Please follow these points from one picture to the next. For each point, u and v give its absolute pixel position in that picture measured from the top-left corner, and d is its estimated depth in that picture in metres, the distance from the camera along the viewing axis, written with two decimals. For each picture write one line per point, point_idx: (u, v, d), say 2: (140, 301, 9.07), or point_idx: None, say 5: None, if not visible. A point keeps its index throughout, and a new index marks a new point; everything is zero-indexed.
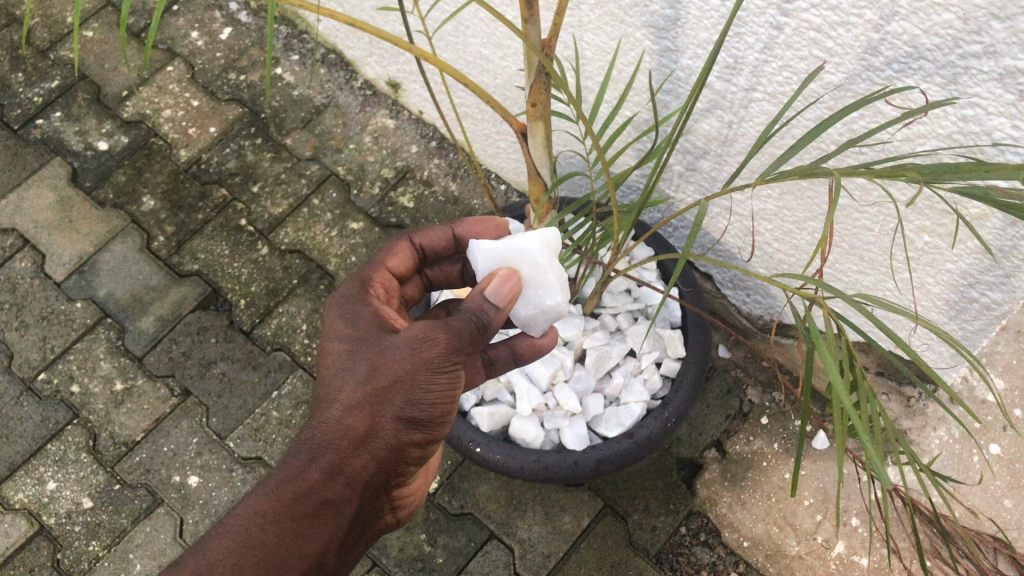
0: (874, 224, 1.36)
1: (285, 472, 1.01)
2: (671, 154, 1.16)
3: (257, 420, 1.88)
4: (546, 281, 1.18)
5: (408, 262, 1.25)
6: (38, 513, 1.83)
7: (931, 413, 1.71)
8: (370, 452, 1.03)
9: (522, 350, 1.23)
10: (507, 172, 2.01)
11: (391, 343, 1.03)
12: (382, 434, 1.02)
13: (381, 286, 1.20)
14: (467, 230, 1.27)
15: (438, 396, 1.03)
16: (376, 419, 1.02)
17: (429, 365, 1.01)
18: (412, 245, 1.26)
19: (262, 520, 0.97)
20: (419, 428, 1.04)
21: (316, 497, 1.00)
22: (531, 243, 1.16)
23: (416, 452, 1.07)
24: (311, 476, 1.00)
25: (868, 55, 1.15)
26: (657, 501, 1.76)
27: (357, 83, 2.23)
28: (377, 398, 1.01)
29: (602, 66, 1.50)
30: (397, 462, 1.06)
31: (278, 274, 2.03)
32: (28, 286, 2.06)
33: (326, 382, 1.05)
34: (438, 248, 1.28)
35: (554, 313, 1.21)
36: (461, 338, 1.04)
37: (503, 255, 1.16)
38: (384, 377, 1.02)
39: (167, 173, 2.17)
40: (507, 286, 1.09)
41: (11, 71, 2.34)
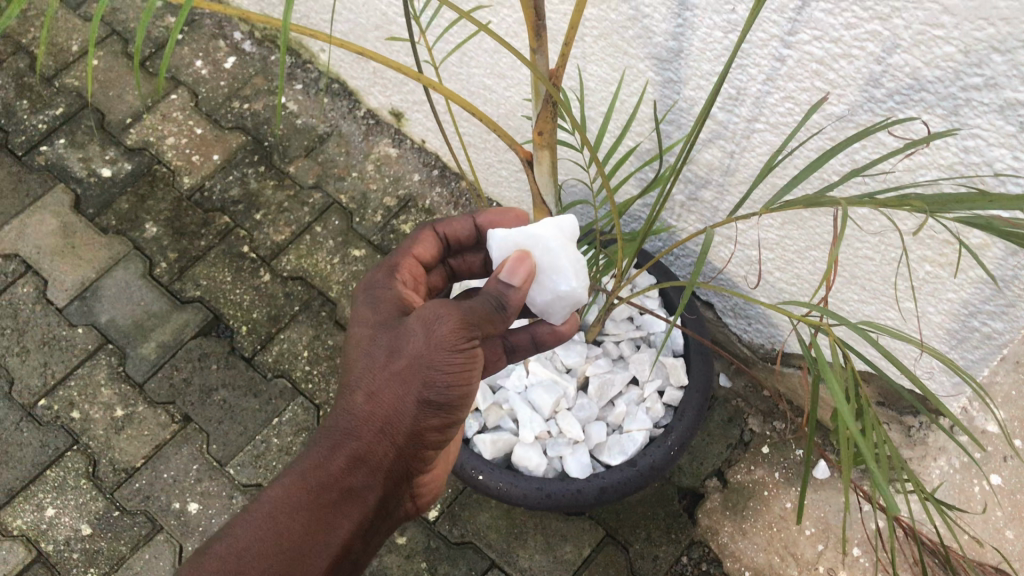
0: (875, 253, 1.37)
1: (310, 459, 1.03)
2: (676, 184, 1.17)
3: (257, 446, 1.88)
4: (559, 266, 1.17)
5: (433, 250, 1.26)
6: (36, 539, 1.82)
7: (931, 443, 1.71)
8: (392, 437, 1.04)
9: (541, 336, 1.27)
10: (509, 201, 2.02)
11: (409, 325, 1.05)
12: (403, 418, 1.04)
13: (407, 272, 1.21)
14: (489, 220, 1.27)
15: (455, 376, 1.03)
16: (396, 404, 1.04)
17: (444, 345, 1.02)
18: (436, 233, 1.26)
19: (290, 508, 1.00)
20: (439, 411, 1.05)
21: (340, 484, 1.02)
22: (545, 230, 1.17)
23: (436, 436, 1.08)
24: (335, 463, 1.02)
25: (870, 87, 1.17)
26: (659, 531, 1.76)
27: (360, 112, 2.25)
28: (398, 382, 1.03)
29: (605, 96, 1.52)
30: (418, 448, 1.07)
31: (280, 300, 2.04)
32: (30, 312, 2.06)
33: (351, 368, 1.08)
34: (462, 238, 1.28)
35: (571, 299, 1.19)
36: (477, 316, 1.04)
37: (517, 241, 1.17)
38: (403, 360, 1.03)
39: (170, 200, 2.18)
40: (519, 268, 1.09)
41: (16, 98, 2.35)
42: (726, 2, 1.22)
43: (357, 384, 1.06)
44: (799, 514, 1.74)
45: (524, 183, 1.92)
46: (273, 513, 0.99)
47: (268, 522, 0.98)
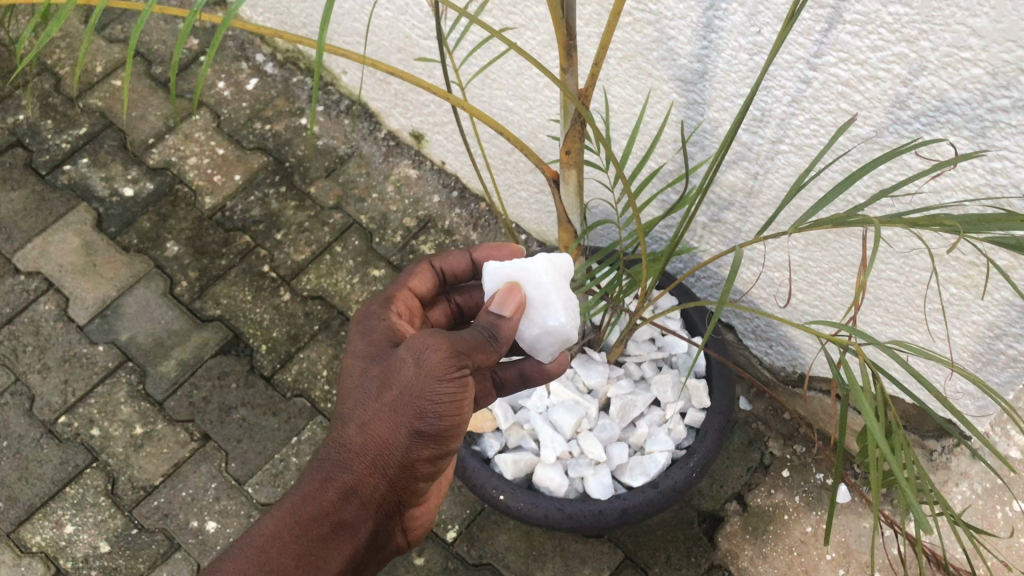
0: (900, 275, 1.37)
1: (303, 491, 1.05)
2: (702, 204, 1.17)
3: (276, 465, 1.88)
4: (550, 301, 1.18)
5: (429, 284, 1.27)
6: (55, 556, 1.82)
7: (954, 468, 1.70)
8: (383, 469, 1.06)
9: (529, 371, 1.25)
10: (528, 222, 2.03)
11: (399, 356, 1.05)
12: (394, 449, 1.05)
13: (403, 304, 1.21)
14: (486, 254, 1.28)
15: (446, 408, 1.03)
16: (388, 436, 1.05)
17: (433, 375, 1.02)
18: (432, 267, 1.28)
19: (281, 542, 1.00)
20: (429, 442, 1.06)
21: (331, 518, 1.04)
22: (536, 264, 1.18)
23: (427, 467, 1.09)
24: (327, 496, 1.05)
25: (896, 109, 1.18)
26: (678, 554, 1.75)
27: (381, 133, 2.27)
28: (389, 414, 1.04)
29: (629, 118, 1.53)
30: (409, 478, 1.09)
31: (299, 320, 2.04)
32: (52, 329, 2.07)
33: (344, 399, 1.09)
34: (458, 273, 1.29)
35: (560, 335, 1.19)
36: (467, 346, 1.04)
37: (507, 271, 1.18)
38: (392, 392, 1.04)
39: (191, 219, 2.20)
40: (509, 299, 1.12)
41: (40, 118, 2.37)
42: (753, 24, 1.23)
43: (349, 415, 1.07)
44: (820, 538, 1.73)
45: (544, 205, 1.93)
46: (262, 548, 0.99)
47: (259, 555, 0.99)
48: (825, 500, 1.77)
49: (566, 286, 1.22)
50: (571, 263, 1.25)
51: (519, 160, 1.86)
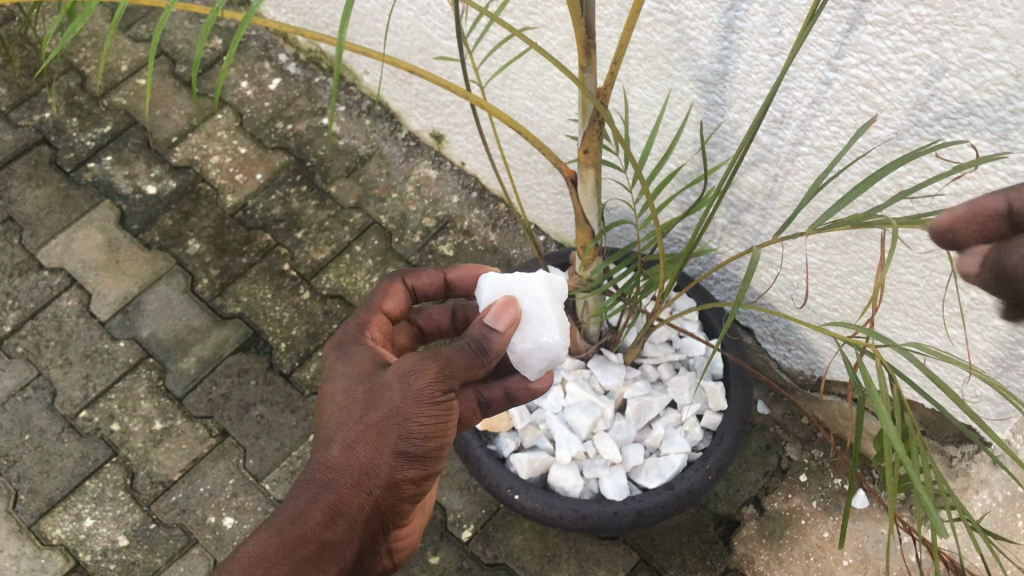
0: (920, 279, 1.36)
1: (287, 513, 1.03)
2: (720, 205, 1.17)
3: (293, 462, 1.89)
4: (547, 318, 1.20)
5: (401, 304, 1.26)
6: (75, 549, 1.84)
7: (974, 475, 1.68)
8: (369, 489, 1.05)
9: (516, 391, 1.25)
10: (547, 224, 2.03)
11: (385, 379, 1.06)
12: (380, 470, 1.05)
13: (377, 328, 1.21)
14: (458, 275, 1.32)
15: (431, 429, 1.04)
16: (373, 456, 1.05)
17: (420, 399, 1.03)
18: (406, 286, 1.27)
19: (265, 564, 0.99)
20: (415, 464, 1.06)
21: (316, 539, 1.03)
22: (534, 280, 1.21)
23: (413, 489, 1.08)
24: (312, 518, 1.03)
25: (918, 110, 1.18)
26: (694, 557, 1.74)
27: (401, 134, 2.28)
28: (374, 435, 1.04)
29: (649, 119, 1.53)
30: (395, 499, 1.08)
31: (318, 318, 2.05)
32: (74, 325, 2.09)
33: (327, 421, 1.08)
34: (427, 291, 1.29)
35: (551, 353, 1.20)
36: (455, 366, 1.06)
37: (507, 286, 1.20)
38: (378, 413, 1.05)
39: (213, 218, 2.22)
40: (504, 312, 1.12)
41: (66, 116, 2.40)
42: (774, 25, 1.23)
43: (333, 436, 1.06)
44: (837, 544, 1.72)
45: (563, 206, 1.93)
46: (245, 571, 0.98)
47: None
48: (843, 505, 1.76)
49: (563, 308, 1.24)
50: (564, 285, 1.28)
51: (538, 161, 1.86)
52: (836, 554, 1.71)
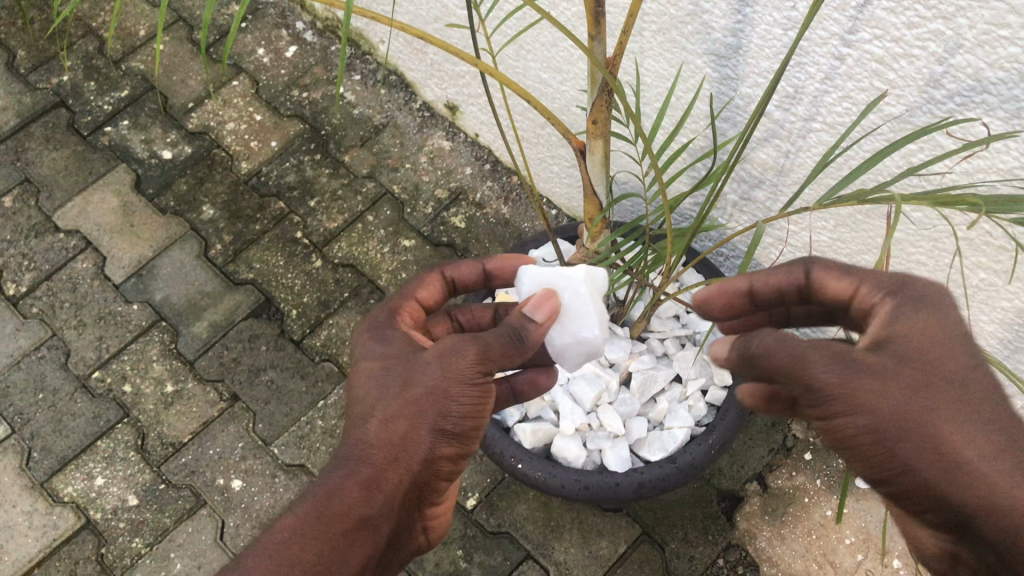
0: (929, 259, 1.36)
1: (323, 489, 0.99)
2: (728, 180, 1.17)
3: (302, 428, 1.91)
4: (585, 312, 1.22)
5: (438, 295, 1.21)
6: (85, 507, 1.87)
7: None
8: (406, 466, 1.01)
9: (522, 389, 1.27)
10: (559, 198, 2.03)
11: (426, 357, 1.03)
12: (418, 447, 1.01)
13: (409, 316, 1.16)
14: (498, 265, 1.28)
15: (470, 408, 1.02)
16: (411, 433, 1.01)
17: (462, 378, 1.01)
18: (444, 277, 1.22)
19: (300, 540, 0.95)
20: (452, 441, 1.03)
21: (353, 517, 0.98)
22: (574, 272, 1.22)
23: (449, 467, 1.05)
24: (348, 495, 0.99)
25: (930, 88, 1.17)
26: (696, 531, 1.75)
27: (416, 104, 2.28)
28: (412, 411, 1.01)
29: (661, 92, 1.52)
30: (432, 477, 1.04)
31: (330, 286, 2.07)
32: (89, 287, 2.11)
33: (362, 398, 1.04)
34: (468, 282, 1.25)
35: (588, 347, 1.23)
36: (494, 351, 1.03)
37: (547, 277, 1.21)
38: (418, 390, 1.01)
39: (227, 183, 2.23)
40: (542, 305, 1.11)
41: (84, 79, 2.42)
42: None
43: (369, 413, 1.03)
44: (839, 522, 1.73)
45: (574, 180, 1.92)
46: (280, 548, 0.94)
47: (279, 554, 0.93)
48: (846, 484, 1.77)
49: (600, 299, 1.26)
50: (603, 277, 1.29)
51: (551, 133, 1.86)
52: (837, 533, 1.72)
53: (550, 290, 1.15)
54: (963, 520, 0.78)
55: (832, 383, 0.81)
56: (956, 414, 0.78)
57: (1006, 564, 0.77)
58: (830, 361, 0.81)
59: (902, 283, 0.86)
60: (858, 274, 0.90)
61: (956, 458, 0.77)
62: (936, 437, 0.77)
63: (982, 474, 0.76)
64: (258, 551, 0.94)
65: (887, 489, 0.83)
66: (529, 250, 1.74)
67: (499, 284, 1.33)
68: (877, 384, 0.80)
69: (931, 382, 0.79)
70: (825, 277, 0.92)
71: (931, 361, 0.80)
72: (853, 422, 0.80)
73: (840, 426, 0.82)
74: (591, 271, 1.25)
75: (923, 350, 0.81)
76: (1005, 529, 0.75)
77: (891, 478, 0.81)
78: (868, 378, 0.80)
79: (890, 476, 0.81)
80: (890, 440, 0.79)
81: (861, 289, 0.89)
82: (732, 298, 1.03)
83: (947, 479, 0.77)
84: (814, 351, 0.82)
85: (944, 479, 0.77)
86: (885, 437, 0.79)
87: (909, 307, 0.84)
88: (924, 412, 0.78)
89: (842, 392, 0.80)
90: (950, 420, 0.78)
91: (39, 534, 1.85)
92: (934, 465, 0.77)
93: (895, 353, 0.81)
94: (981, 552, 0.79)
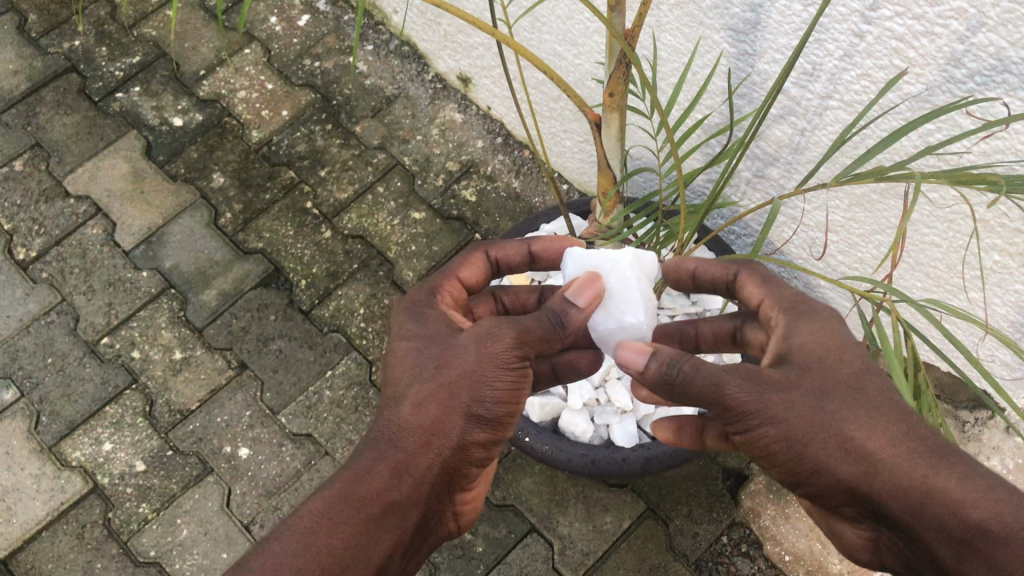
0: (943, 240, 1.35)
1: (353, 471, 1.00)
2: (743, 156, 1.16)
3: (310, 397, 1.91)
4: (631, 298, 1.21)
5: (481, 275, 1.26)
6: (93, 472, 1.88)
7: (986, 441, 1.68)
8: (438, 450, 1.03)
9: (562, 367, 1.27)
10: (571, 172, 2.02)
11: (461, 340, 1.05)
12: (449, 431, 1.03)
13: (449, 295, 1.20)
14: (542, 246, 1.30)
15: (504, 394, 1.04)
16: (443, 416, 1.03)
17: (497, 362, 1.03)
18: (488, 258, 1.27)
19: (329, 523, 0.96)
20: (485, 426, 1.05)
21: (384, 499, 0.99)
22: (621, 257, 1.22)
23: (480, 452, 1.07)
24: (378, 476, 1.00)
25: (951, 67, 1.16)
26: (701, 508, 1.75)
27: (428, 76, 2.27)
28: (445, 394, 1.03)
29: (677, 67, 1.51)
30: (463, 462, 1.06)
31: (339, 257, 2.06)
32: (98, 252, 2.11)
33: (396, 380, 1.07)
34: (513, 263, 1.28)
35: (634, 334, 1.20)
36: (533, 336, 1.05)
37: (593, 261, 1.22)
38: (452, 373, 1.04)
39: (238, 152, 2.22)
40: (585, 290, 1.13)
41: (95, 45, 2.41)
42: None
43: (402, 395, 1.05)
44: None
45: (587, 155, 1.91)
46: (311, 528, 0.95)
47: (308, 535, 0.94)
48: None
49: (649, 287, 1.25)
50: (654, 264, 1.28)
51: (565, 107, 1.85)
52: None
53: (592, 273, 1.17)
54: (873, 503, 0.90)
55: (748, 401, 0.93)
56: (854, 414, 0.91)
57: (915, 536, 0.89)
58: (744, 381, 0.94)
59: (799, 299, 1.06)
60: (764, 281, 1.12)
61: (860, 452, 0.89)
62: (840, 436, 0.90)
63: (884, 461, 0.88)
64: (288, 531, 0.95)
65: (806, 490, 0.96)
66: (540, 224, 1.74)
67: (545, 267, 1.35)
68: (786, 397, 0.93)
69: (829, 390, 0.93)
70: (747, 279, 1.14)
71: (828, 372, 0.95)
72: (769, 432, 0.93)
73: (761, 438, 0.94)
74: (640, 256, 1.25)
75: (819, 362, 0.96)
76: (909, 504, 0.87)
77: (808, 478, 0.94)
78: (778, 392, 0.93)
79: (807, 477, 0.94)
80: (802, 445, 0.92)
81: (768, 300, 1.09)
82: (677, 277, 1.25)
83: (856, 472, 0.90)
84: (727, 374, 0.94)
85: (853, 472, 0.90)
86: (799, 443, 0.92)
87: (801, 321, 1.02)
88: (829, 417, 0.91)
89: (758, 406, 0.93)
90: (851, 420, 0.91)
91: (47, 497, 1.86)
92: (843, 460, 0.90)
93: (796, 368, 0.96)
94: (893, 531, 0.92)
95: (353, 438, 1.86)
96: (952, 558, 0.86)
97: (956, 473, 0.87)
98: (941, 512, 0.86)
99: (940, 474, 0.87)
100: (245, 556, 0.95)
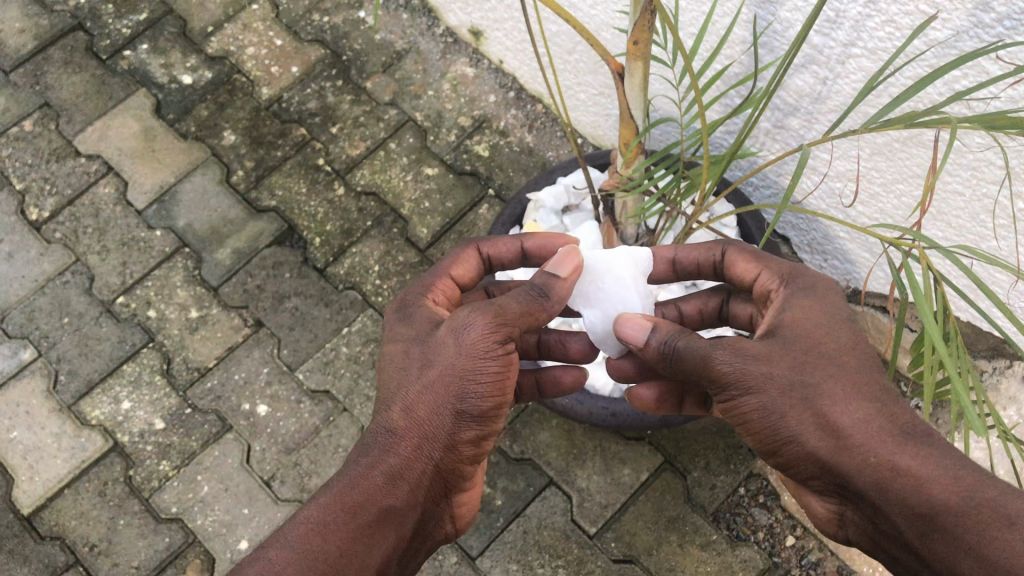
0: (967, 188, 1.34)
1: (349, 476, 1.03)
2: (767, 105, 1.13)
3: (327, 354, 1.92)
4: (625, 297, 1.25)
5: (474, 271, 1.28)
6: (113, 430, 1.89)
7: (1003, 391, 1.68)
8: (429, 451, 1.06)
9: (545, 382, 1.35)
10: (585, 126, 2.00)
11: (440, 336, 1.09)
12: (438, 430, 1.07)
13: (442, 292, 1.22)
14: (536, 244, 1.29)
15: (488, 389, 1.07)
16: (431, 415, 1.07)
17: (477, 354, 1.06)
18: (482, 255, 1.28)
19: (325, 529, 0.98)
20: (473, 424, 1.08)
21: (378, 504, 1.02)
22: (616, 260, 1.27)
23: (471, 450, 1.10)
24: (372, 482, 1.03)
25: (979, 12, 1.14)
26: (718, 460, 1.76)
27: (439, 29, 2.24)
28: (431, 394, 1.07)
29: (698, 15, 1.50)
30: (455, 461, 1.09)
31: (352, 215, 2.06)
32: (111, 213, 2.11)
33: (387, 383, 1.10)
34: (505, 259, 1.29)
35: None
36: (511, 317, 1.09)
37: (588, 264, 1.27)
38: (434, 372, 1.07)
39: (248, 109, 2.21)
40: (567, 260, 1.14)
41: (101, 2, 2.38)
42: None
43: (391, 399, 1.09)
44: None
45: (602, 108, 1.90)
46: (306, 536, 0.97)
47: (304, 543, 0.96)
48: None
49: (646, 287, 1.28)
50: (649, 258, 1.28)
51: (580, 59, 1.83)
52: None
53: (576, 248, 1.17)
54: (842, 477, 0.95)
55: (729, 370, 1.00)
56: (834, 388, 0.96)
57: (880, 512, 0.92)
58: (728, 352, 1.00)
59: (794, 271, 1.10)
60: (757, 257, 1.16)
61: (831, 425, 0.95)
62: (815, 410, 0.96)
63: (854, 436, 0.94)
64: (284, 539, 0.97)
65: (782, 463, 1.01)
66: (557, 177, 1.73)
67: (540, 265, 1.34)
68: (766, 369, 0.99)
69: (811, 364, 0.98)
70: (736, 258, 1.18)
71: (814, 345, 1.00)
72: (747, 400, 0.99)
73: (740, 407, 1.01)
74: (635, 254, 1.28)
75: (808, 337, 1.01)
76: (874, 478, 0.92)
77: (781, 449, 1.00)
78: (759, 362, 0.99)
79: (783, 449, 0.99)
80: (777, 414, 0.98)
81: (764, 273, 1.14)
82: (662, 261, 1.28)
83: (827, 444, 0.95)
84: (713, 348, 1.01)
85: (824, 443, 0.95)
86: (775, 412, 0.98)
87: (799, 294, 1.07)
88: (808, 390, 0.97)
89: (737, 377, 0.99)
90: (829, 393, 0.96)
91: (68, 456, 1.87)
92: (816, 432, 0.96)
93: (782, 341, 1.01)
94: (859, 507, 0.96)
95: (371, 395, 1.87)
96: (913, 534, 0.90)
97: (923, 452, 0.91)
98: (903, 487, 0.90)
99: (906, 452, 0.91)
100: (242, 563, 0.97)
